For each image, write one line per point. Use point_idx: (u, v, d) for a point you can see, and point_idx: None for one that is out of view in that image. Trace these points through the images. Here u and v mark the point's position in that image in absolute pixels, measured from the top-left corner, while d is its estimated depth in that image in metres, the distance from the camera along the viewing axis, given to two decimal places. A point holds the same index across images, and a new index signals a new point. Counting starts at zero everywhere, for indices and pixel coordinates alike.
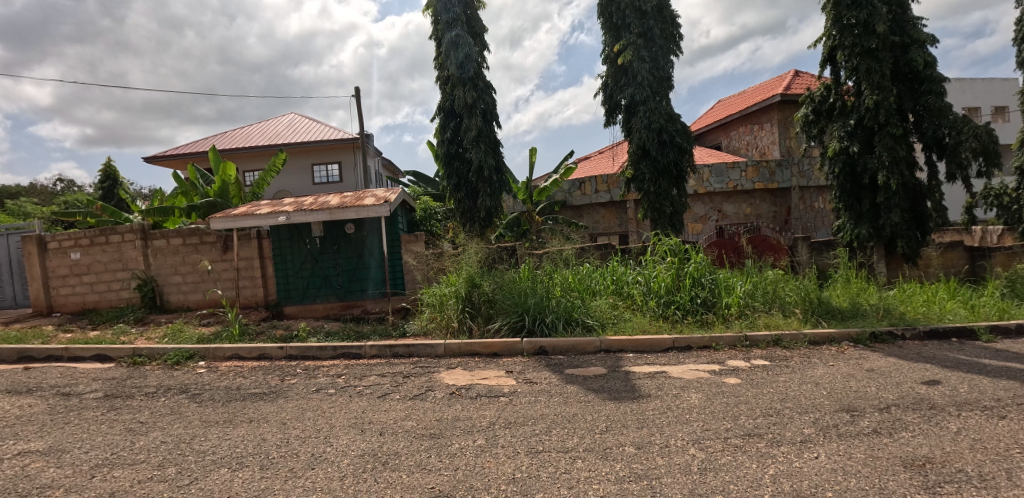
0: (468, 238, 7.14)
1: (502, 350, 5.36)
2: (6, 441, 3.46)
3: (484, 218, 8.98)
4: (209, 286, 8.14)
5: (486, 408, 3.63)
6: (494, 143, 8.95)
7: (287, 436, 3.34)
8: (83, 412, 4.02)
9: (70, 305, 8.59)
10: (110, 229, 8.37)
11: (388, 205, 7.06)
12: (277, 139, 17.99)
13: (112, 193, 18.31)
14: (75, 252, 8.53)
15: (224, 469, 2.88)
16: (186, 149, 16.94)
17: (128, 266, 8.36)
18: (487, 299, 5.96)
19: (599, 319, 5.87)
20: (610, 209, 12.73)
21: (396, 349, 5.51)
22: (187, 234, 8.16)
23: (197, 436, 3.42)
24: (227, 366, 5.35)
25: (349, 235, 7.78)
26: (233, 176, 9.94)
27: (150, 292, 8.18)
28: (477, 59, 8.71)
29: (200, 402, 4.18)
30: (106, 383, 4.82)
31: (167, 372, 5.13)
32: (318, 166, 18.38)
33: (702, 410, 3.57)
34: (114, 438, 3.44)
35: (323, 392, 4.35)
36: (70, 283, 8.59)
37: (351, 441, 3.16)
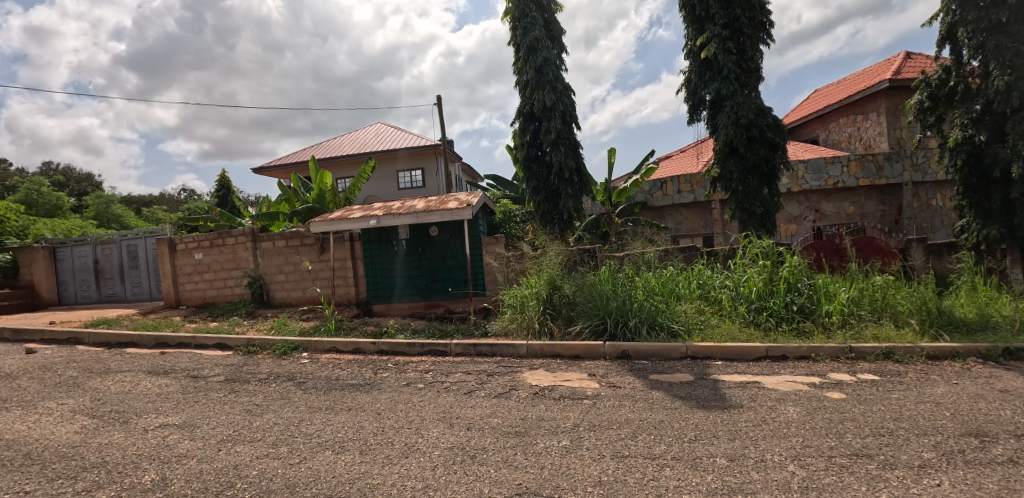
0: (548, 240, 7.18)
1: (584, 352, 5.32)
2: (150, 415, 3.99)
3: (564, 221, 8.99)
4: (309, 284, 8.84)
5: (570, 410, 3.62)
6: (574, 145, 8.93)
7: (381, 426, 3.55)
8: (209, 393, 4.54)
9: (194, 299, 9.72)
10: (226, 232, 9.35)
11: (470, 208, 7.28)
12: (366, 147, 19.17)
13: (226, 200, 20.45)
14: (198, 253, 9.63)
15: (328, 451, 3.12)
16: (288, 160, 18.55)
17: (241, 265, 9.30)
18: (568, 301, 5.94)
19: (685, 325, 5.64)
20: (693, 210, 12.22)
21: (479, 348, 5.66)
22: (289, 237, 8.90)
23: (304, 420, 3.74)
24: (327, 358, 5.79)
25: (432, 237, 8.11)
26: (329, 184, 10.76)
27: (259, 289, 9.04)
28: (555, 61, 8.74)
29: (305, 389, 4.56)
30: (226, 368, 5.41)
31: (275, 362, 5.65)
32: (403, 172, 19.33)
33: (802, 425, 3.32)
34: (235, 417, 3.85)
35: (412, 386, 4.58)
36: (193, 280, 9.71)
37: (441, 434, 3.29)
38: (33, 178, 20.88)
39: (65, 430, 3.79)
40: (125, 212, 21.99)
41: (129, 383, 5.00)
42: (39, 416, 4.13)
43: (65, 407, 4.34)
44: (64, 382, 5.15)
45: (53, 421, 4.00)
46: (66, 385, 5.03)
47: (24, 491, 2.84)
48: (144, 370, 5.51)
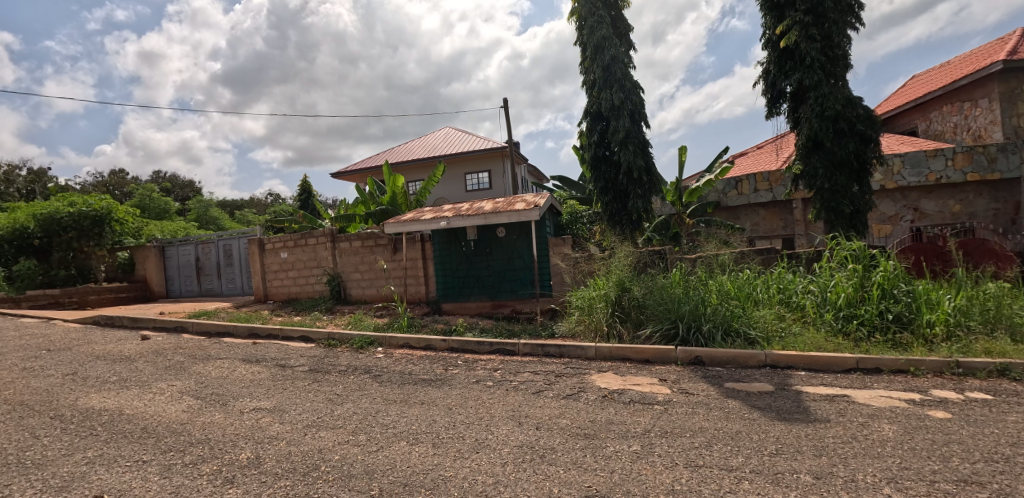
0: (616, 241, 7.07)
1: (654, 357, 5.18)
2: (246, 399, 4.37)
3: (633, 221, 8.82)
4: (383, 282, 9.27)
5: (641, 415, 3.54)
6: (643, 143, 8.72)
7: (453, 420, 3.67)
8: (295, 382, 4.89)
9: (280, 295, 10.50)
10: (308, 233, 10.00)
11: (537, 209, 7.31)
12: (435, 151, 19.80)
13: (308, 204, 21.92)
14: (284, 252, 10.39)
15: (403, 442, 3.27)
16: (363, 165, 19.55)
17: (321, 264, 9.92)
18: (637, 303, 5.80)
19: (763, 332, 5.34)
20: (771, 210, 11.55)
21: (547, 348, 5.68)
22: (365, 237, 9.38)
23: (381, 411, 3.93)
24: (400, 353, 6.04)
25: (500, 238, 8.22)
26: (400, 188, 11.29)
27: (337, 286, 9.62)
28: (623, 59, 8.58)
29: (381, 382, 4.80)
30: (310, 359, 5.80)
31: (353, 355, 5.98)
32: (471, 175, 19.78)
33: (899, 444, 3.04)
34: (319, 404, 4.12)
35: (482, 383, 4.68)
36: (279, 277, 10.49)
37: (510, 432, 3.34)
38: (148, 185, 23.49)
39: (175, 408, 4.23)
40: (222, 215, 24.15)
41: (227, 369, 5.50)
42: (154, 395, 4.64)
43: (175, 388, 4.84)
44: (174, 366, 5.75)
45: (166, 400, 4.49)
46: (175, 369, 5.62)
47: (144, 460, 3.21)
48: (239, 358, 6.03)
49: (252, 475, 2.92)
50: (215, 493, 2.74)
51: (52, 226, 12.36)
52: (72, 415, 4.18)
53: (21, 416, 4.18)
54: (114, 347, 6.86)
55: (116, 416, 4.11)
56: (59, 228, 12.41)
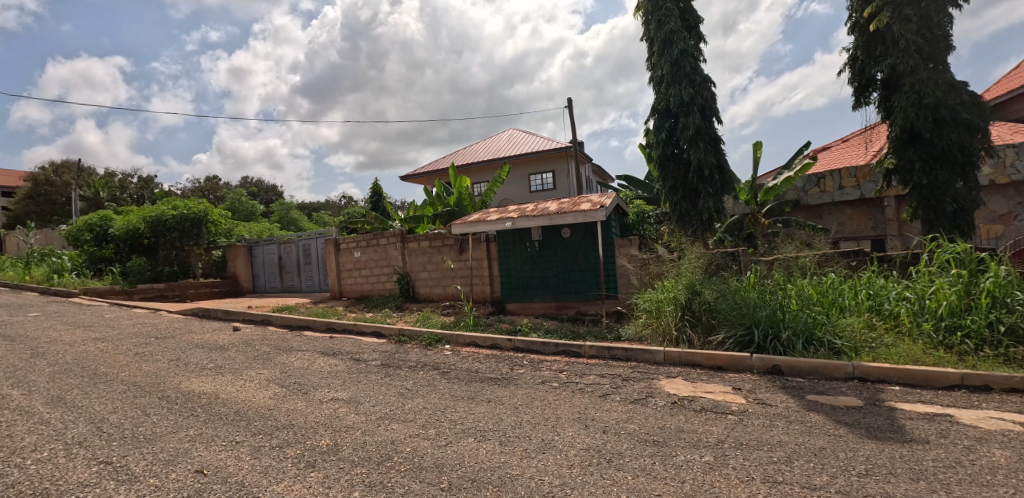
0: (685, 242, 6.83)
1: (727, 364, 4.97)
2: (325, 389, 4.66)
3: (704, 222, 8.44)
4: (449, 281, 9.53)
5: (714, 424, 3.41)
6: (714, 140, 8.36)
7: (519, 420, 3.71)
8: (369, 375, 5.14)
9: (353, 291, 11.09)
10: (380, 234, 10.47)
11: (603, 209, 7.22)
12: (499, 152, 20.08)
13: (379, 205, 22.95)
14: (357, 251, 10.95)
15: (471, 438, 3.36)
16: (430, 167, 20.18)
17: (391, 263, 10.36)
18: (708, 308, 5.59)
19: (850, 341, 4.95)
20: (859, 209, 10.70)
21: (614, 351, 5.60)
22: (433, 237, 9.69)
23: (449, 407, 4.05)
24: (467, 351, 6.19)
25: (565, 238, 8.18)
26: (466, 189, 11.55)
27: (406, 284, 10.01)
28: (693, 52, 8.27)
29: (449, 378, 4.94)
30: (382, 354, 6.08)
31: (422, 351, 6.20)
32: (534, 175, 19.87)
33: (1013, 473, 2.71)
34: (392, 398, 4.31)
35: (547, 384, 4.69)
36: (353, 275, 11.07)
37: (576, 434, 3.34)
38: (237, 189, 25.59)
39: (263, 394, 4.60)
40: (301, 217, 25.81)
41: (307, 360, 5.89)
42: (245, 381, 5.07)
43: (262, 376, 5.25)
44: (261, 356, 6.24)
45: (255, 386, 4.89)
46: (263, 358, 6.10)
47: (237, 440, 3.52)
48: (318, 350, 6.44)
49: (331, 460, 3.12)
50: (299, 475, 2.95)
51: (159, 226, 13.78)
52: (177, 396, 4.65)
53: (136, 395, 4.71)
54: (210, 337, 7.55)
55: (213, 399, 4.52)
56: (164, 228, 13.83)
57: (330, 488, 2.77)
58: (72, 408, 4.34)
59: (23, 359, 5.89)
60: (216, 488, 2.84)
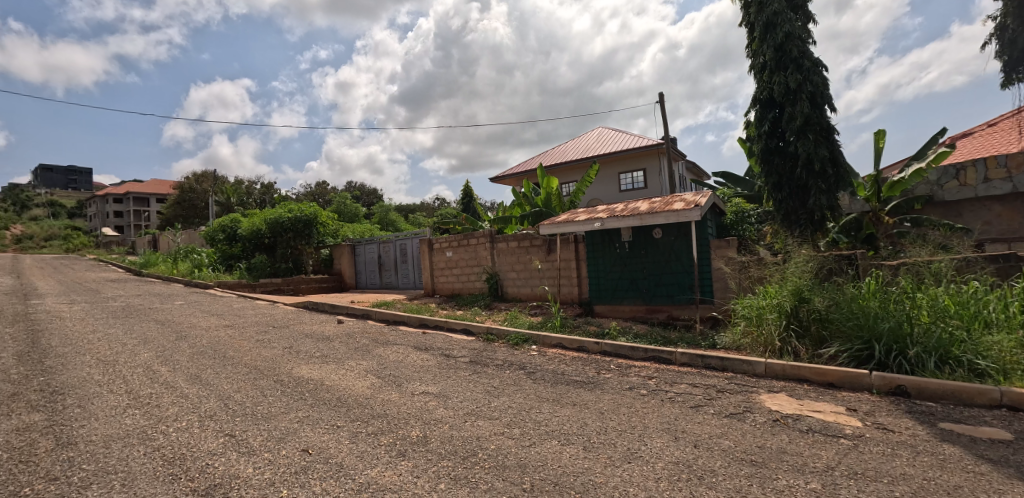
0: (792, 244, 6.25)
1: (840, 381, 4.45)
2: (417, 382, 4.88)
3: (813, 222, 7.76)
4: (537, 282, 9.57)
5: (822, 448, 3.07)
6: (826, 130, 7.56)
7: (604, 426, 3.62)
8: (458, 371, 5.30)
9: (445, 289, 11.56)
10: (470, 234, 10.79)
11: (698, 209, 6.83)
12: (588, 152, 19.81)
13: (470, 206, 23.69)
14: (449, 251, 11.39)
15: (555, 441, 3.33)
16: (519, 168, 20.44)
17: (481, 262, 10.64)
18: (819, 317, 5.07)
19: (999, 363, 4.20)
20: (1013, 205, 9.10)
21: (708, 360, 5.27)
22: (521, 238, 9.79)
23: (534, 407, 4.05)
24: (553, 352, 6.17)
25: (656, 239, 7.85)
26: (555, 189, 11.52)
27: (495, 284, 10.23)
28: (801, 34, 7.54)
29: (534, 379, 4.95)
30: (471, 351, 6.25)
31: (509, 350, 6.28)
32: (624, 174, 19.35)
33: None
34: (478, 395, 4.41)
35: (635, 391, 4.53)
36: (445, 273, 11.54)
37: (665, 446, 3.18)
38: (343, 193, 27.81)
39: (362, 384, 4.93)
40: (399, 218, 27.40)
41: (401, 354, 6.22)
42: (347, 370, 5.47)
43: (361, 366, 5.63)
44: (361, 348, 6.71)
45: (355, 376, 5.25)
46: (362, 350, 6.55)
47: (338, 425, 3.80)
48: (412, 345, 6.78)
49: (419, 451, 3.25)
50: (391, 462, 3.10)
51: (277, 228, 15.37)
52: (289, 381, 5.13)
53: (256, 377, 5.27)
54: (318, 328, 8.26)
55: (319, 386, 4.93)
56: (282, 229, 15.41)
57: (418, 478, 2.88)
58: (206, 385, 4.96)
59: (171, 341, 6.85)
60: (318, 467, 3.07)
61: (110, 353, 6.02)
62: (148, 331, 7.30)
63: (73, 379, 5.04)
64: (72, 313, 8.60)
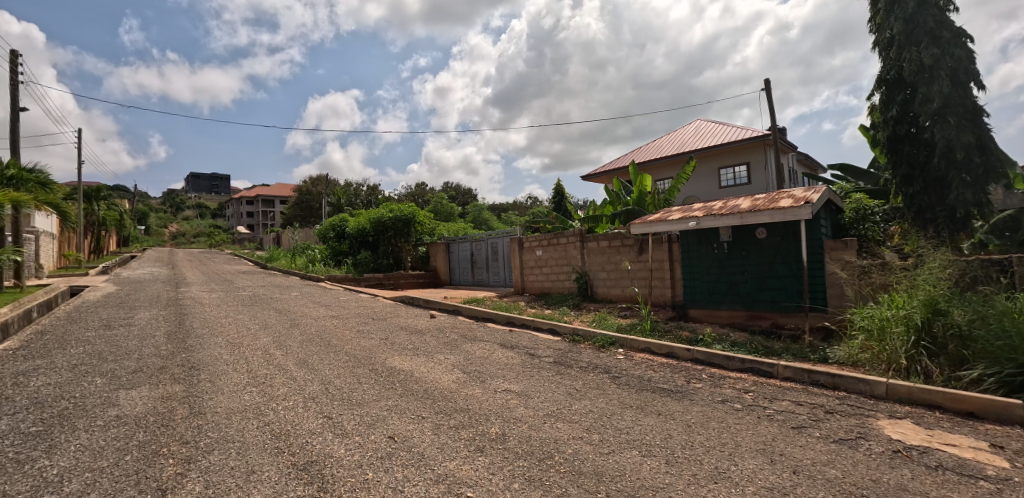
0: (925, 246, 5.38)
1: (983, 411, 3.74)
2: (500, 379, 4.94)
3: (954, 220, 6.66)
4: (627, 283, 9.26)
5: (957, 490, 2.59)
6: (973, 111, 6.41)
7: (690, 439, 3.38)
8: (541, 371, 5.28)
9: (534, 288, 11.65)
10: (560, 233, 10.72)
11: (809, 206, 6.14)
12: (686, 146, 18.77)
13: (561, 205, 23.63)
14: (538, 250, 11.43)
15: (635, 451, 3.18)
16: (611, 166, 19.95)
17: (570, 262, 10.55)
18: (959, 333, 4.30)
19: None
20: None
21: (817, 376, 4.71)
22: (612, 237, 9.53)
23: (615, 413, 3.90)
24: (641, 357, 5.91)
25: (759, 240, 7.19)
26: (649, 187, 11.05)
27: (584, 283, 10.08)
28: (940, 1, 6.50)
29: (619, 384, 4.78)
30: (555, 352, 6.20)
31: (595, 353, 6.13)
32: (726, 169, 18.04)
33: None
34: (560, 396, 4.35)
35: (728, 405, 4.18)
36: (534, 272, 11.62)
37: (758, 468, 2.89)
38: (440, 193, 29.15)
39: (448, 378, 5.09)
40: (492, 217, 28.09)
41: (487, 350, 6.34)
42: (435, 364, 5.69)
43: (449, 361, 5.83)
44: (450, 342, 6.95)
45: (442, 369, 5.45)
46: (451, 345, 6.77)
47: (423, 415, 3.95)
48: (498, 342, 6.88)
49: (496, 448, 3.26)
50: (469, 456, 3.15)
51: (379, 227, 16.60)
52: (382, 370, 5.47)
53: (354, 365, 5.68)
54: (413, 321, 8.71)
55: (408, 377, 5.17)
56: (384, 228, 16.61)
57: (493, 476, 2.89)
58: (311, 370, 5.43)
59: (286, 328, 7.62)
60: (401, 455, 3.20)
61: (237, 337, 6.85)
62: (268, 319, 8.20)
63: (207, 357, 5.80)
64: (211, 300, 9.92)
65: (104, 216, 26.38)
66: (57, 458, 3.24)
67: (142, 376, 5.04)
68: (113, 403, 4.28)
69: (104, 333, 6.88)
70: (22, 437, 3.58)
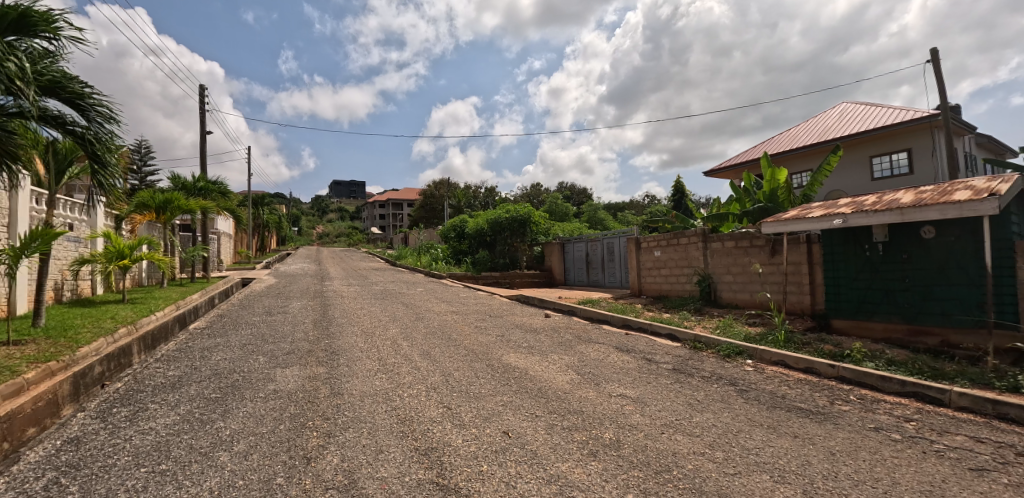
0: None
1: None
2: (614, 384, 4.80)
3: None
4: (757, 287, 8.46)
5: None
6: None
7: (833, 469, 2.97)
8: (659, 378, 5.03)
9: (652, 290, 11.18)
10: (681, 233, 10.15)
11: (996, 199, 5.05)
12: (829, 133, 16.62)
13: (682, 203, 22.45)
14: (657, 251, 10.94)
15: (766, 475, 2.87)
16: (739, 159, 18.37)
17: (692, 263, 9.93)
18: None
19: None
20: None
21: (1005, 409, 3.86)
22: (739, 237, 8.79)
23: (743, 431, 3.57)
24: (774, 370, 5.35)
25: (925, 240, 6.09)
26: (782, 180, 9.87)
27: (707, 287, 9.42)
28: None
29: (747, 399, 4.36)
30: (675, 358, 5.87)
31: (719, 362, 5.68)
32: (879, 157, 15.66)
33: None
34: (680, 407, 4.09)
35: (883, 433, 3.59)
36: (652, 274, 11.16)
37: None
38: (554, 194, 29.35)
39: (562, 378, 5.08)
40: (607, 217, 27.59)
41: (602, 352, 6.22)
42: (549, 363, 5.72)
43: (563, 361, 5.82)
44: (564, 343, 6.94)
45: (556, 369, 5.45)
46: (565, 345, 6.76)
47: (537, 414, 3.98)
48: (613, 345, 6.71)
49: (611, 455, 3.16)
50: (582, 460, 3.10)
51: (496, 227, 17.20)
52: (498, 366, 5.63)
53: (472, 360, 5.93)
54: (528, 320, 8.88)
55: (523, 375, 5.25)
56: (500, 228, 17.17)
57: (607, 482, 2.81)
58: (433, 362, 5.78)
59: (412, 321, 8.23)
60: (515, 451, 3.25)
61: (371, 327, 7.54)
62: (397, 312, 8.93)
63: (346, 344, 6.48)
64: (350, 293, 11.07)
65: (268, 220, 30.87)
66: (230, 421, 3.85)
67: (296, 357, 5.78)
68: (272, 379, 4.96)
69: (266, 319, 8.03)
70: (206, 402, 4.31)
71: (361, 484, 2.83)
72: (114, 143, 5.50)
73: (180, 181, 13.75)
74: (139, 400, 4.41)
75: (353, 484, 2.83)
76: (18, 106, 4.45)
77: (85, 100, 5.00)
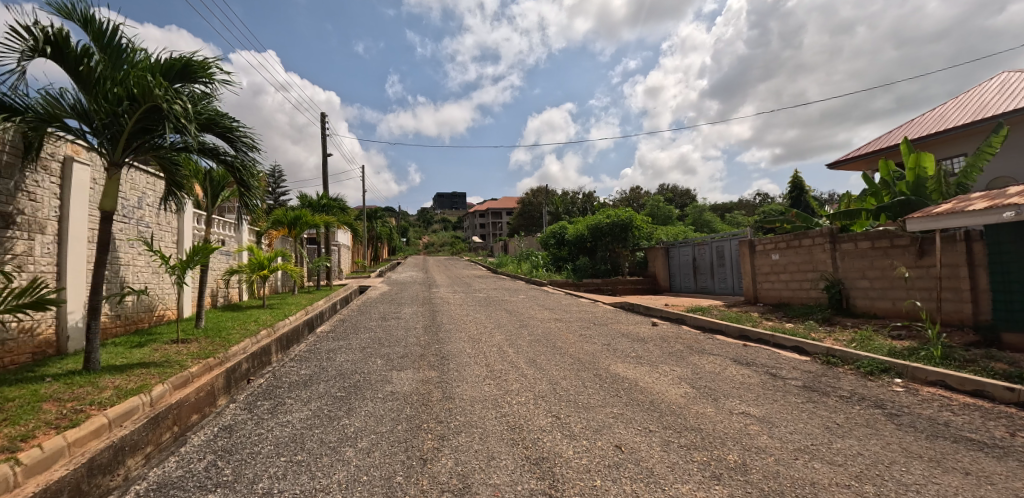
0: None
1: None
2: (736, 400, 4.42)
3: None
4: (901, 294, 7.39)
5: None
6: None
7: None
8: (787, 396, 4.56)
9: (770, 297, 10.25)
10: (804, 234, 9.21)
11: None
12: (987, 109, 14.13)
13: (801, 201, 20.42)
14: (775, 254, 10.03)
15: None
16: (870, 148, 16.26)
17: (817, 267, 8.94)
18: None
19: None
20: None
21: None
22: (876, 237, 7.76)
23: (897, 463, 3.09)
24: (930, 392, 4.60)
25: None
26: (930, 168, 8.56)
27: (837, 294, 8.41)
28: None
29: (899, 425, 3.78)
30: (805, 374, 5.29)
31: (859, 380, 5.02)
32: None
33: None
34: (815, 430, 3.66)
35: None
36: (770, 279, 10.24)
37: None
38: (655, 197, 28.33)
39: (676, 391, 4.80)
40: (714, 219, 25.97)
41: (718, 365, 5.79)
42: (661, 375, 5.45)
43: (675, 373, 5.51)
44: (675, 353, 6.57)
45: (669, 381, 5.17)
46: (676, 356, 6.39)
47: (650, 429, 3.79)
48: (730, 357, 6.22)
49: (737, 480, 2.91)
50: (704, 483, 2.88)
51: (597, 232, 16.90)
52: (606, 376, 5.48)
53: (578, 368, 5.85)
54: (634, 328, 8.57)
55: (633, 386, 5.05)
56: (601, 233, 16.84)
57: None
58: (540, 369, 5.79)
59: (516, 327, 8.37)
60: (629, 467, 3.12)
61: (477, 333, 7.78)
62: (501, 318, 9.13)
63: (454, 349, 6.74)
64: (456, 300, 11.55)
65: (380, 231, 33.38)
66: (354, 419, 4.15)
67: (410, 361, 6.12)
68: (389, 381, 5.30)
69: (382, 324, 8.63)
70: (334, 399, 4.71)
71: (475, 489, 2.88)
72: (256, 169, 6.22)
73: (307, 199, 15.33)
74: (279, 394, 4.94)
75: (467, 489, 2.89)
76: (184, 141, 5.21)
77: (234, 133, 5.74)
